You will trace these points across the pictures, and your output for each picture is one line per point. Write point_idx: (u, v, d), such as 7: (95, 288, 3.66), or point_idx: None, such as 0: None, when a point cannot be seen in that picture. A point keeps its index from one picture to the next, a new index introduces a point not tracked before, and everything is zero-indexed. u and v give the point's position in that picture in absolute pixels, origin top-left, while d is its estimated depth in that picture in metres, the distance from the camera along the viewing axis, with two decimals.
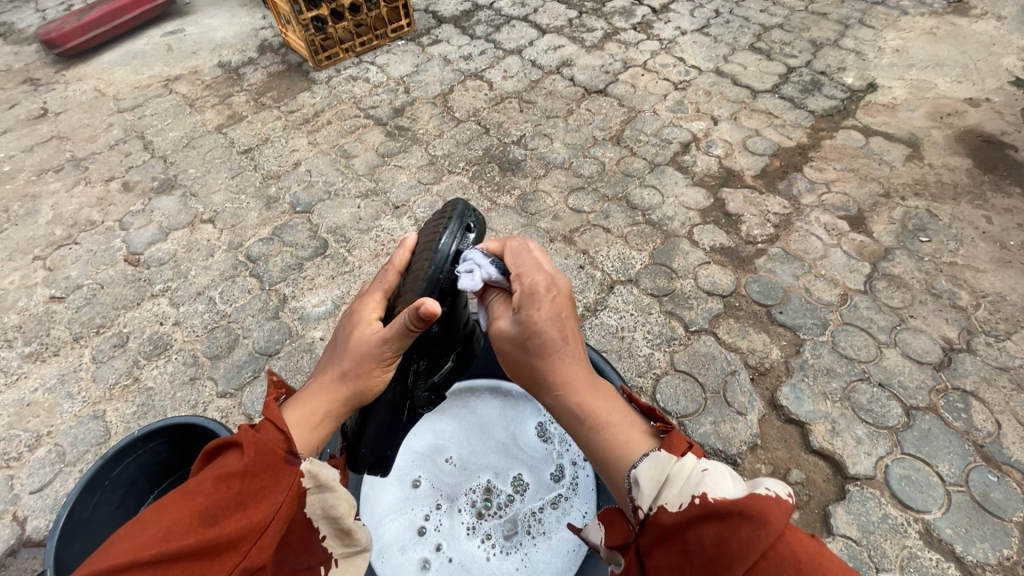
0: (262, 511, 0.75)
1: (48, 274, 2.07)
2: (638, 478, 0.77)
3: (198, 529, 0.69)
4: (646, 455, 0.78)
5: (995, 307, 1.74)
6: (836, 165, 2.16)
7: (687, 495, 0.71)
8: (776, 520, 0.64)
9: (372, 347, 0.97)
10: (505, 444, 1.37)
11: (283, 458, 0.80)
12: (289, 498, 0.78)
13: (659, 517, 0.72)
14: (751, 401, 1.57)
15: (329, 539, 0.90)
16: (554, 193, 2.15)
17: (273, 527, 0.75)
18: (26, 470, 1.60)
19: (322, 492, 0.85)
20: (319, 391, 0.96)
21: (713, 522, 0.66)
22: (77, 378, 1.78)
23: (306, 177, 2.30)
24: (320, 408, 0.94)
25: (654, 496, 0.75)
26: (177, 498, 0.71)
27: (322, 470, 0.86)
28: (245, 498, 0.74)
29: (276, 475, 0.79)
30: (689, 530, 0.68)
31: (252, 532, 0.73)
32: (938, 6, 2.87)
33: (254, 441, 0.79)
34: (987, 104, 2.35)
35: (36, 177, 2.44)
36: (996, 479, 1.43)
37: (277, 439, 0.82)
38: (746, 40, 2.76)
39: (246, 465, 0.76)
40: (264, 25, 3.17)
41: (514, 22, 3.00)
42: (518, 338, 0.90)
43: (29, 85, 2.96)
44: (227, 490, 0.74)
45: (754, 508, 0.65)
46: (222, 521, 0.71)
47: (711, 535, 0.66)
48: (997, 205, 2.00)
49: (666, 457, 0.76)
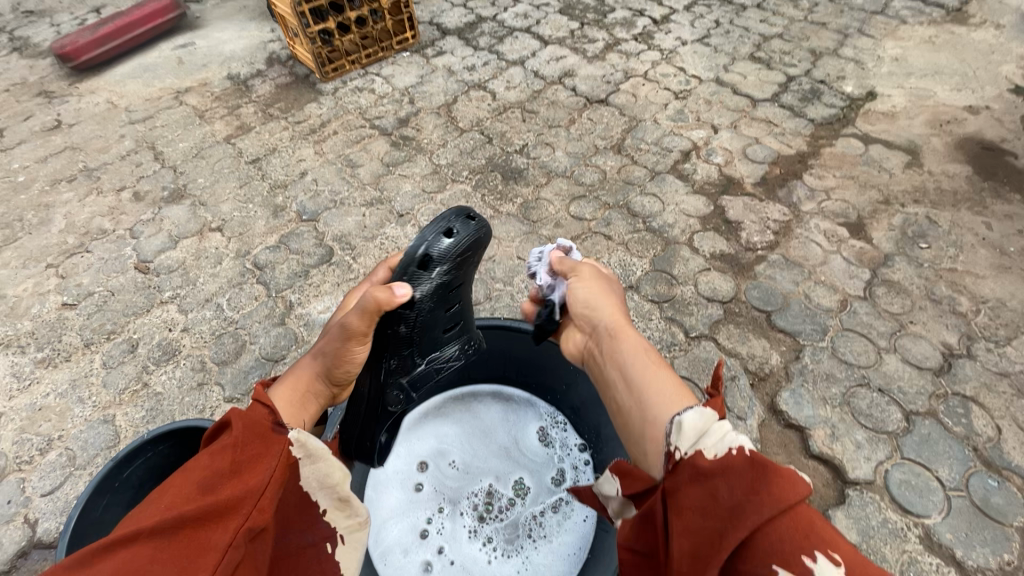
0: (257, 477, 0.81)
1: (60, 282, 2.11)
2: (681, 422, 0.83)
3: (198, 496, 0.76)
4: (692, 407, 0.85)
5: (995, 313, 1.75)
6: (836, 173, 2.18)
7: (726, 447, 0.78)
8: (803, 486, 0.70)
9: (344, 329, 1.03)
10: (507, 449, 1.40)
11: (271, 429, 0.88)
12: (281, 463, 0.85)
13: (695, 461, 0.78)
14: (750, 406, 1.58)
15: (330, 513, 0.95)
16: (556, 201, 2.18)
17: (270, 491, 0.81)
18: (37, 474, 1.64)
19: (313, 462, 0.91)
20: (300, 375, 1.05)
21: (747, 471, 0.73)
22: (88, 383, 1.82)
23: (312, 187, 2.35)
24: (302, 388, 1.04)
25: (692, 441, 0.81)
26: (177, 478, 0.79)
27: (310, 441, 0.91)
28: (239, 465, 0.81)
29: (265, 445, 0.86)
30: (722, 476, 0.75)
31: (250, 494, 0.79)
32: (936, 15, 2.90)
33: (244, 416, 0.88)
34: (987, 112, 2.37)
35: (49, 187, 2.49)
36: (997, 484, 1.43)
37: (265, 413, 0.91)
38: (746, 49, 2.80)
39: (235, 438, 0.84)
40: (272, 39, 3.24)
41: (517, 34, 3.06)
42: (605, 284, 1.16)
43: (44, 98, 3.03)
44: (221, 462, 0.81)
45: (788, 471, 0.71)
46: (220, 487, 0.78)
47: (743, 483, 0.72)
48: (997, 211, 2.01)
49: (711, 413, 0.82)
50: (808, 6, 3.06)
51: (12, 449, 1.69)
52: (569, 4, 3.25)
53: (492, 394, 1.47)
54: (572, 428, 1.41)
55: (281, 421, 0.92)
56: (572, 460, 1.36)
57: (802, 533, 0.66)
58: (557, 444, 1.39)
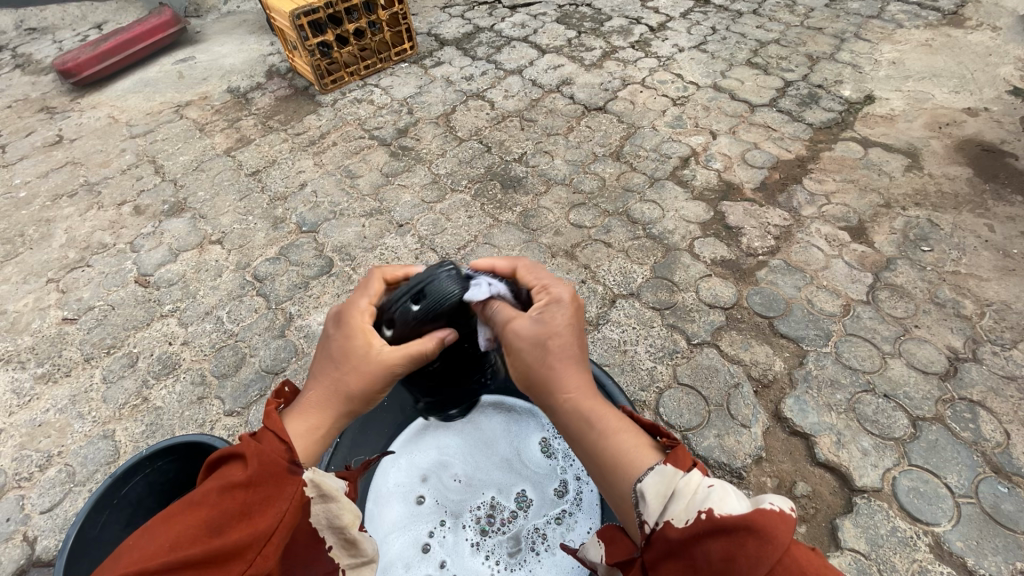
0: (265, 520, 0.75)
1: (61, 296, 2.11)
2: (644, 491, 0.78)
3: (204, 539, 0.70)
4: (652, 468, 0.80)
5: (1000, 316, 1.73)
6: (836, 177, 2.18)
7: (694, 510, 0.72)
8: (779, 536, 0.65)
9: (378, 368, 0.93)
10: (509, 460, 1.38)
11: (286, 468, 0.81)
12: (292, 506, 0.78)
13: (666, 532, 0.73)
14: (754, 413, 1.56)
15: (336, 549, 0.91)
16: (555, 209, 2.18)
17: (278, 536, 0.75)
18: (37, 490, 1.63)
19: (327, 502, 0.87)
20: (320, 406, 0.92)
21: (720, 535, 0.68)
22: (88, 398, 1.81)
23: (312, 198, 2.35)
24: (317, 420, 0.92)
25: (660, 510, 0.76)
26: (183, 510, 0.72)
27: (325, 481, 0.87)
28: (249, 507, 0.75)
29: (279, 485, 0.79)
30: (696, 544, 0.69)
31: (257, 540, 0.73)
32: (932, 19, 2.90)
33: (257, 451, 0.79)
34: (986, 113, 2.37)
35: (50, 202, 2.50)
36: (1007, 490, 1.41)
37: (279, 448, 0.83)
38: (743, 55, 2.80)
39: (248, 476, 0.76)
40: (272, 52, 3.27)
41: (515, 43, 3.07)
42: (535, 337, 0.90)
43: (45, 114, 3.05)
44: (229, 500, 0.74)
45: (761, 522, 0.66)
46: (226, 531, 0.71)
47: (719, 550, 0.67)
48: (999, 213, 2.00)
49: (672, 471, 0.78)
50: (804, 11, 3.07)
51: (12, 465, 1.68)
52: (566, 13, 3.27)
53: (493, 404, 1.46)
54: None
55: (297, 458, 0.84)
56: (575, 470, 1.34)
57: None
58: (559, 455, 1.37)
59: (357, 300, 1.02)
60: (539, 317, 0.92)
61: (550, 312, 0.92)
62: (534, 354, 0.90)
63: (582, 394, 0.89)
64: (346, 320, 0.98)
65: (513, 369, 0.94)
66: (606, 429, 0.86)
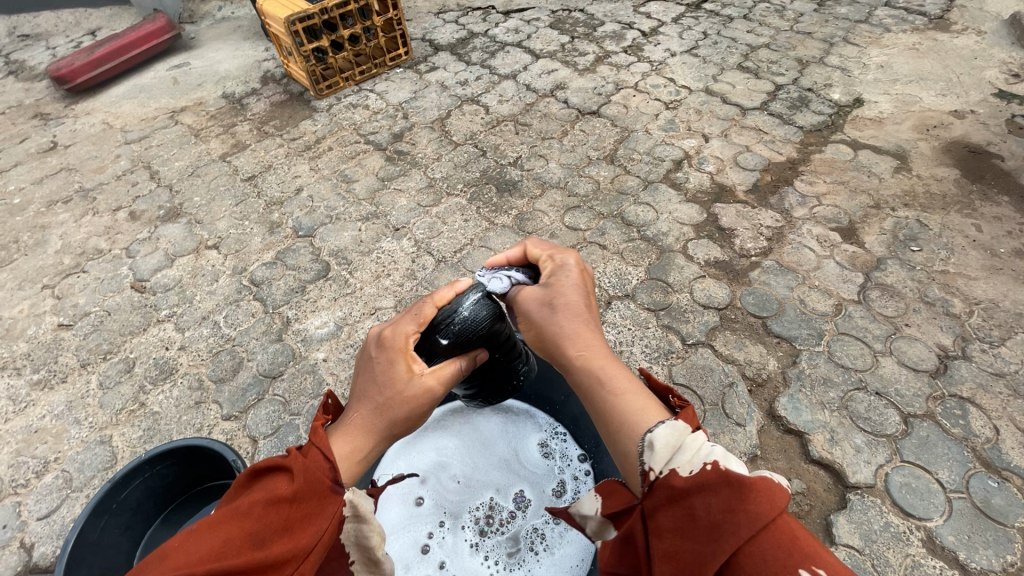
0: (306, 537, 0.74)
1: (56, 302, 2.11)
2: (653, 440, 0.75)
3: (249, 550, 0.69)
4: (662, 421, 0.78)
5: (988, 314, 1.76)
6: (826, 178, 2.21)
7: (699, 462, 0.72)
8: (779, 500, 0.66)
9: (427, 388, 0.94)
10: (507, 461, 1.39)
11: (330, 488, 0.81)
12: (331, 527, 0.78)
13: (671, 480, 0.71)
14: (749, 412, 1.58)
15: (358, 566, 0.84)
16: (550, 212, 2.20)
17: (315, 554, 0.75)
18: (33, 497, 1.62)
19: (360, 522, 0.82)
20: (366, 428, 0.90)
21: (723, 487, 0.68)
22: (85, 404, 1.81)
23: (308, 203, 2.36)
24: (364, 441, 0.90)
25: (666, 460, 0.74)
26: (230, 517, 0.72)
27: (361, 502, 0.84)
28: (292, 522, 0.75)
29: (320, 503, 0.79)
30: (699, 495, 0.69)
31: (297, 556, 0.72)
32: (919, 23, 2.95)
33: (304, 467, 0.80)
34: (972, 116, 2.41)
35: (45, 208, 2.50)
36: (997, 484, 1.43)
37: (325, 466, 0.82)
38: (734, 59, 2.84)
39: (295, 490, 0.77)
40: (267, 58, 3.28)
41: (509, 48, 3.10)
42: (546, 299, 0.99)
43: (39, 120, 3.05)
44: (275, 514, 0.74)
45: (765, 485, 0.67)
46: (270, 544, 0.71)
47: (720, 501, 0.67)
48: (986, 213, 2.03)
49: (683, 425, 0.76)
50: (793, 16, 3.11)
51: (8, 472, 1.68)
52: (559, 18, 3.31)
53: (491, 406, 1.48)
54: (571, 439, 1.41)
55: (340, 478, 0.84)
56: (573, 470, 1.36)
57: (785, 549, 0.62)
58: (556, 456, 1.39)
59: (403, 324, 1.01)
60: (548, 286, 1.02)
61: (558, 280, 1.03)
62: (541, 313, 0.98)
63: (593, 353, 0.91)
64: (389, 344, 0.97)
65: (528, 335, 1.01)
66: (615, 388, 0.85)
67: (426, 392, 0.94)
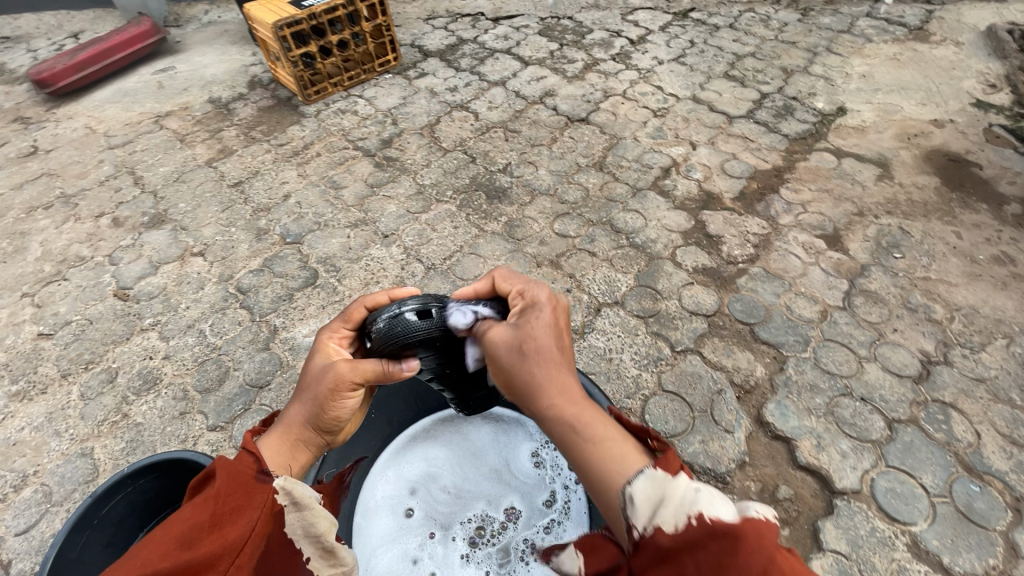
0: (236, 531, 0.77)
1: (36, 311, 2.07)
2: (634, 496, 0.75)
3: (176, 553, 0.72)
4: (642, 473, 0.77)
5: (969, 319, 1.80)
6: (811, 186, 2.24)
7: (683, 514, 0.70)
8: (765, 544, 0.67)
9: (337, 372, 0.98)
10: (498, 471, 1.39)
11: (254, 478, 0.84)
12: (264, 514, 0.81)
13: (656, 539, 0.70)
14: (737, 418, 1.60)
15: (314, 561, 0.88)
16: (540, 219, 2.20)
17: (252, 544, 0.78)
18: (11, 512, 1.58)
19: (300, 510, 0.86)
20: (289, 420, 0.98)
21: (711, 541, 0.66)
22: (65, 416, 1.77)
23: (296, 209, 2.34)
24: (292, 434, 0.97)
25: (649, 515, 0.73)
26: (159, 531, 0.76)
27: (297, 488, 0.87)
28: (220, 519, 0.78)
29: (248, 495, 0.82)
30: (686, 551, 0.67)
31: (229, 551, 0.75)
32: (900, 34, 3.02)
33: (227, 467, 0.84)
34: (951, 125, 2.46)
35: (24, 214, 2.45)
36: (978, 488, 1.46)
37: (250, 461, 0.87)
38: (721, 68, 2.88)
39: (218, 490, 0.80)
40: (254, 62, 3.26)
41: (498, 55, 3.11)
42: (512, 341, 0.91)
43: (20, 124, 3.00)
44: (201, 514, 0.78)
45: (750, 532, 0.67)
46: (198, 544, 0.74)
47: (710, 559, 0.65)
48: (965, 220, 2.08)
49: (663, 476, 0.75)
50: (778, 26, 3.16)
51: None
52: (548, 25, 3.33)
53: (481, 414, 1.47)
54: None
55: (267, 468, 0.88)
56: (564, 479, 1.35)
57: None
58: (548, 465, 1.38)
59: (333, 323, 1.10)
60: (517, 325, 0.94)
61: (528, 318, 0.95)
62: (511, 357, 0.90)
63: (570, 400, 0.85)
64: (320, 347, 1.06)
65: (497, 378, 0.94)
66: (589, 440, 0.82)
67: (336, 376, 0.98)
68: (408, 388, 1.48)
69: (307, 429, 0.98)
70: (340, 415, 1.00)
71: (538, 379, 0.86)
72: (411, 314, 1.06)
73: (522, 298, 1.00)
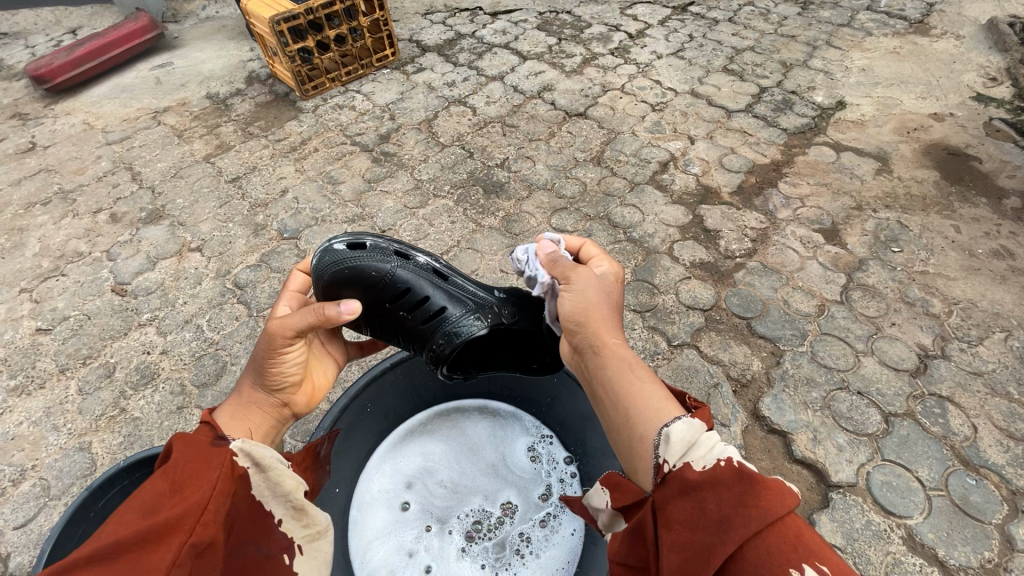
0: (197, 491, 0.79)
1: (35, 307, 2.07)
2: (668, 435, 0.77)
3: (138, 522, 0.74)
4: (680, 418, 0.79)
5: (967, 313, 1.79)
6: (810, 180, 2.23)
7: (712, 458, 0.73)
8: (789, 497, 0.67)
9: (269, 329, 1.00)
10: (494, 466, 1.39)
11: (211, 444, 0.86)
12: (225, 473, 0.82)
13: (684, 473, 0.73)
14: (733, 412, 1.60)
15: (286, 523, 0.93)
16: (537, 214, 2.20)
17: (215, 502, 0.79)
18: (10, 506, 1.59)
19: (263, 472, 0.88)
20: (241, 386, 1.02)
21: (735, 483, 0.69)
22: (63, 410, 1.77)
23: (293, 205, 2.34)
24: (242, 398, 1.01)
25: (680, 454, 0.75)
26: (123, 507, 0.78)
27: (258, 450, 0.89)
28: (179, 484, 0.79)
29: (205, 459, 0.83)
30: (710, 489, 0.70)
31: (191, 510, 0.76)
32: (900, 27, 3.00)
33: (185, 440, 0.86)
34: (951, 119, 2.45)
35: (23, 210, 2.45)
36: (975, 482, 1.45)
37: (207, 430, 0.89)
38: (720, 62, 2.87)
39: (175, 461, 0.82)
40: (252, 58, 3.25)
41: (496, 50, 3.10)
42: (602, 284, 1.02)
43: (18, 120, 2.99)
44: (160, 485, 0.79)
45: (774, 484, 0.68)
46: (160, 509, 0.75)
47: (731, 496, 0.68)
48: (964, 214, 2.07)
49: (699, 424, 0.77)
50: (778, 19, 3.14)
51: None
52: (546, 20, 3.31)
53: (478, 409, 1.48)
54: (558, 441, 1.42)
55: (223, 433, 0.90)
56: (560, 473, 1.36)
57: (791, 545, 0.63)
58: (544, 459, 1.39)
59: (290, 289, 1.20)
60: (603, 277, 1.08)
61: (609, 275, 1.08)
62: (598, 293, 1.00)
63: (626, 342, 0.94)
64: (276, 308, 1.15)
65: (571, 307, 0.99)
66: (641, 373, 0.88)
67: (268, 333, 1.00)
68: (404, 383, 1.45)
69: (257, 391, 1.01)
70: (284, 370, 1.03)
71: (607, 314, 0.96)
72: (342, 243, 1.18)
73: (597, 260, 1.13)
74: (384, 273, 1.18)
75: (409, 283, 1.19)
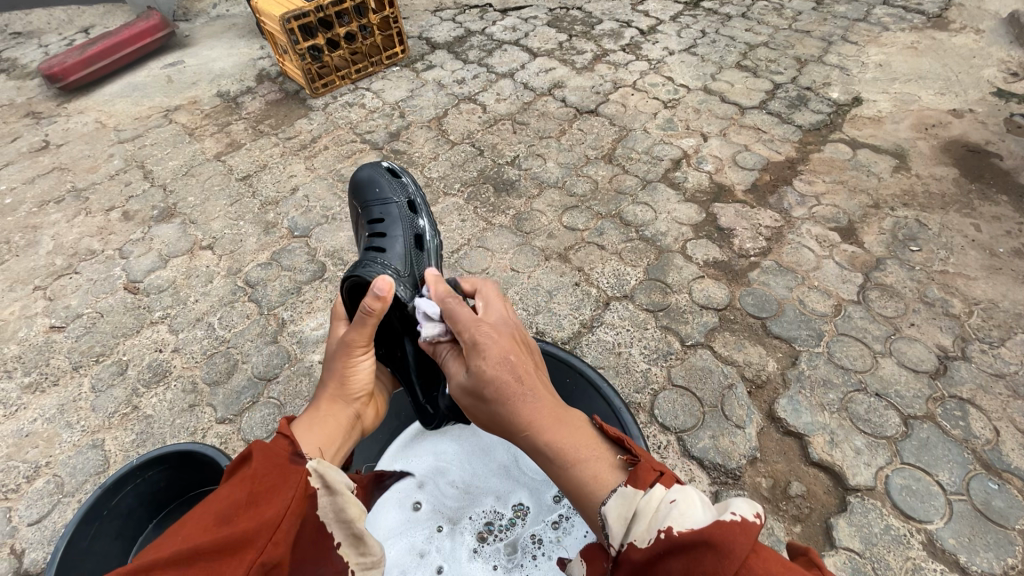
0: (272, 509, 0.82)
1: (49, 304, 2.08)
2: (606, 516, 0.85)
3: (215, 529, 0.78)
4: (614, 491, 0.86)
5: (988, 314, 1.75)
6: (825, 178, 2.20)
7: (653, 530, 0.79)
8: (736, 552, 0.72)
9: (348, 341, 1.12)
10: (507, 467, 1.37)
11: (289, 459, 0.89)
12: (297, 495, 0.85)
13: (630, 554, 0.80)
14: (748, 414, 1.57)
15: (344, 548, 0.91)
16: (548, 212, 2.18)
17: (287, 523, 0.82)
18: (24, 502, 1.60)
19: (332, 495, 0.90)
20: (323, 399, 1.11)
21: (682, 554, 0.75)
22: (77, 407, 1.78)
23: (304, 203, 2.34)
24: (326, 408, 1.09)
25: (623, 532, 0.82)
26: (201, 509, 0.82)
27: (331, 473, 0.92)
28: (257, 497, 0.83)
29: (282, 475, 0.86)
30: (659, 563, 0.77)
31: (265, 527, 0.80)
32: (918, 22, 2.94)
33: (264, 446, 0.89)
34: (970, 115, 2.40)
35: (37, 208, 2.47)
36: (997, 486, 1.42)
37: (286, 443, 0.92)
38: (732, 58, 2.83)
39: (255, 470, 0.86)
40: (262, 56, 3.25)
41: (506, 47, 3.08)
42: (472, 391, 0.98)
43: (31, 119, 3.02)
44: (239, 493, 0.83)
45: (717, 542, 0.74)
46: (235, 521, 0.80)
47: (681, 568, 0.74)
48: (985, 213, 2.02)
49: (631, 492, 0.84)
50: (792, 14, 3.10)
51: None
52: (556, 16, 3.29)
53: None
54: None
55: (301, 451, 0.93)
56: None
57: None
58: None
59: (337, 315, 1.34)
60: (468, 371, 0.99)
61: (475, 361, 0.98)
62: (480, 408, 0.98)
63: (538, 430, 0.93)
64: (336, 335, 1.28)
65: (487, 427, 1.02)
66: (565, 461, 0.91)
67: (349, 342, 1.12)
68: None
69: (339, 403, 1.11)
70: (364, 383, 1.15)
71: (500, 420, 0.96)
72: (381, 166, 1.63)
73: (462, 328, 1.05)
74: (382, 201, 1.52)
75: (386, 217, 1.48)
